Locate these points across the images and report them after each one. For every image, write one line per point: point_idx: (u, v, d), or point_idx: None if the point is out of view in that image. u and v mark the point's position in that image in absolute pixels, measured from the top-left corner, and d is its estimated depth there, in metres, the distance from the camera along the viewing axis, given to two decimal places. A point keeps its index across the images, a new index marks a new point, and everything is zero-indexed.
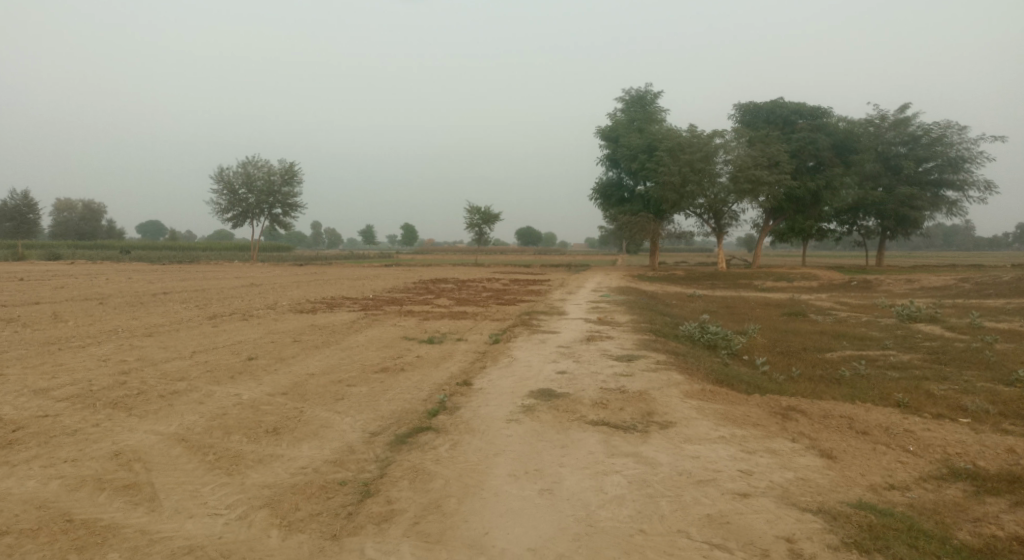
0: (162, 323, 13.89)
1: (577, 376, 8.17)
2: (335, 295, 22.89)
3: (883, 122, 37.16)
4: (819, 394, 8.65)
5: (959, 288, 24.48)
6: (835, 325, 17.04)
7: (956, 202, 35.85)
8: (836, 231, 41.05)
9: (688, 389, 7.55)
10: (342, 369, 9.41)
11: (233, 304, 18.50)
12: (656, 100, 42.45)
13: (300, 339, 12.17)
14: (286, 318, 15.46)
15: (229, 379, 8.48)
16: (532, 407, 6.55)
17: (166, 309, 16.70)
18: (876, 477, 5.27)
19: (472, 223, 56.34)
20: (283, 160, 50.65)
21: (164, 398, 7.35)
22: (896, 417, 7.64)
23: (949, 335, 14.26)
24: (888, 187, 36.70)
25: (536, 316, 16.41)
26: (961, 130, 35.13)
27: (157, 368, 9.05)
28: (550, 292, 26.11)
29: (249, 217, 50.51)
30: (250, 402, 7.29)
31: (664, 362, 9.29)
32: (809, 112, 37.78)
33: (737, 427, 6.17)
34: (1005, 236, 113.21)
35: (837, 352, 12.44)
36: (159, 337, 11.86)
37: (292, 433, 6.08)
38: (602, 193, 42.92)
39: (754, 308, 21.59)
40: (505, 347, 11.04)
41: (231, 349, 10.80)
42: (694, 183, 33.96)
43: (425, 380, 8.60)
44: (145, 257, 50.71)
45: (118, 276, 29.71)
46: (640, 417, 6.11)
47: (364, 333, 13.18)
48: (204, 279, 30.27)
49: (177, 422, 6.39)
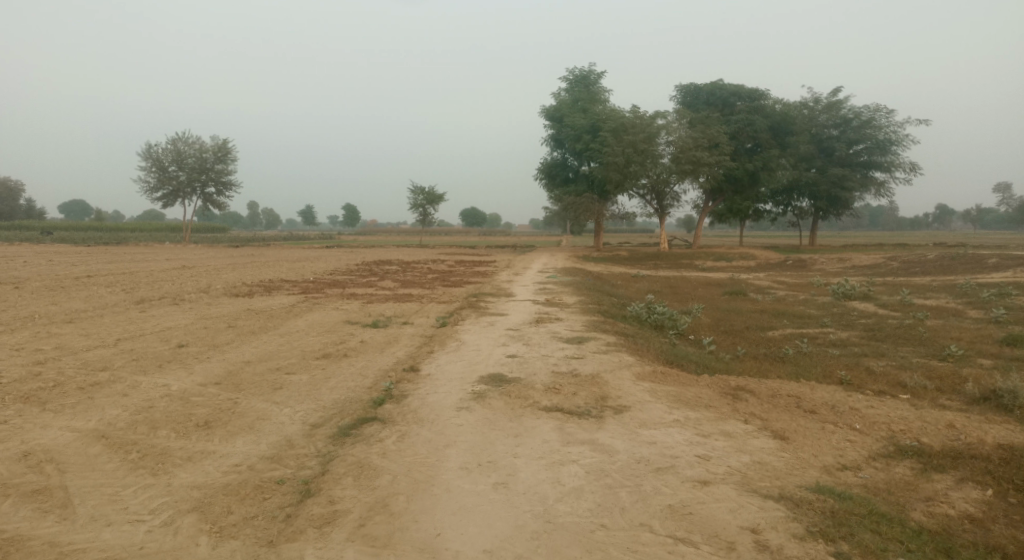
0: (82, 308, 12.79)
1: (528, 360, 7.99)
2: (273, 278, 21.81)
3: (817, 105, 38.65)
4: (766, 373, 8.84)
5: (886, 267, 25.85)
6: (775, 303, 17.61)
7: (883, 183, 37.85)
8: (772, 211, 42.64)
9: (640, 371, 7.51)
10: (281, 356, 8.85)
11: (162, 287, 17.32)
12: (600, 80, 42.58)
13: (235, 324, 11.43)
14: (221, 302, 14.57)
15: (157, 369, 7.78)
16: (483, 393, 6.31)
17: (86, 293, 15.44)
18: (827, 456, 5.36)
19: (417, 203, 55.19)
20: (216, 136, 47.79)
21: (83, 390, 6.63)
22: (840, 394, 7.88)
23: (881, 313, 14.96)
24: (821, 168, 38.29)
25: (484, 298, 16.17)
26: (888, 114, 36.96)
27: (77, 357, 8.23)
28: (498, 273, 25.92)
29: (180, 196, 47.56)
30: (179, 393, 6.68)
31: (615, 344, 9.26)
32: (747, 94, 38.60)
33: (690, 409, 6.15)
34: (925, 217, 120.89)
35: (779, 331, 12.82)
36: (78, 324, 10.87)
37: (226, 426, 5.53)
38: (547, 174, 42.83)
39: (698, 288, 22.08)
40: (453, 331, 10.74)
41: (160, 336, 10.00)
42: (638, 164, 34.37)
43: (369, 366, 8.20)
44: (64, 238, 47.14)
45: (35, 259, 27.42)
46: (594, 402, 5.98)
47: (305, 317, 12.55)
48: (132, 261, 28.36)
49: (97, 416, 5.71)
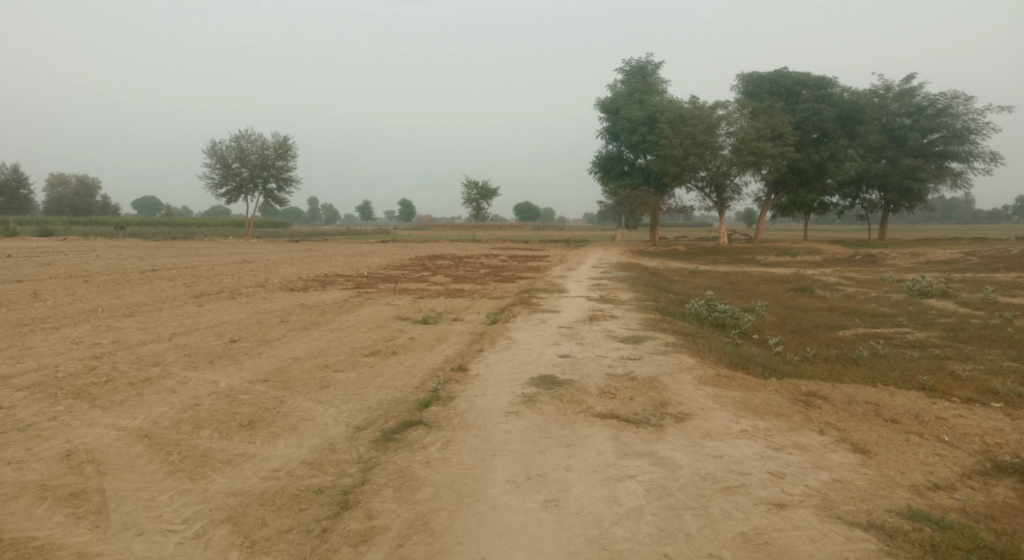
0: (145, 302, 13.26)
1: (580, 361, 7.59)
2: (328, 272, 22.21)
3: (888, 93, 36.17)
4: (838, 377, 8.10)
5: (966, 262, 23.87)
6: (845, 301, 16.43)
7: (961, 174, 35.04)
8: (838, 205, 40.31)
9: (702, 375, 6.99)
10: (331, 352, 8.81)
11: (222, 281, 17.86)
12: (657, 70, 41.28)
13: (288, 319, 11.54)
14: (276, 297, 14.83)
15: (207, 364, 7.92)
16: (533, 397, 5.96)
17: (152, 287, 16.08)
18: (916, 473, 4.74)
19: (470, 198, 55.40)
20: (277, 134, 49.58)
21: (133, 386, 6.77)
22: (924, 402, 7.10)
23: (963, 311, 13.68)
24: (893, 159, 35.82)
25: (535, 293, 15.83)
26: (967, 100, 34.19)
27: (132, 352, 8.45)
28: (549, 268, 25.53)
29: (243, 192, 49.48)
30: (227, 391, 6.73)
31: (673, 344, 8.71)
32: (814, 82, 36.56)
33: (758, 418, 5.60)
34: (1005, 209, 112.59)
35: (850, 330, 11.89)
36: (139, 318, 11.25)
37: (269, 428, 5.52)
38: (602, 167, 41.94)
39: (759, 284, 20.96)
40: (503, 328, 10.47)
41: (214, 331, 10.18)
42: (696, 156, 33.08)
43: (417, 365, 8.03)
44: (138, 233, 50.00)
45: (109, 253, 28.97)
46: (652, 409, 5.54)
47: (356, 312, 12.57)
48: (196, 256, 29.57)
49: (143, 414, 5.83)
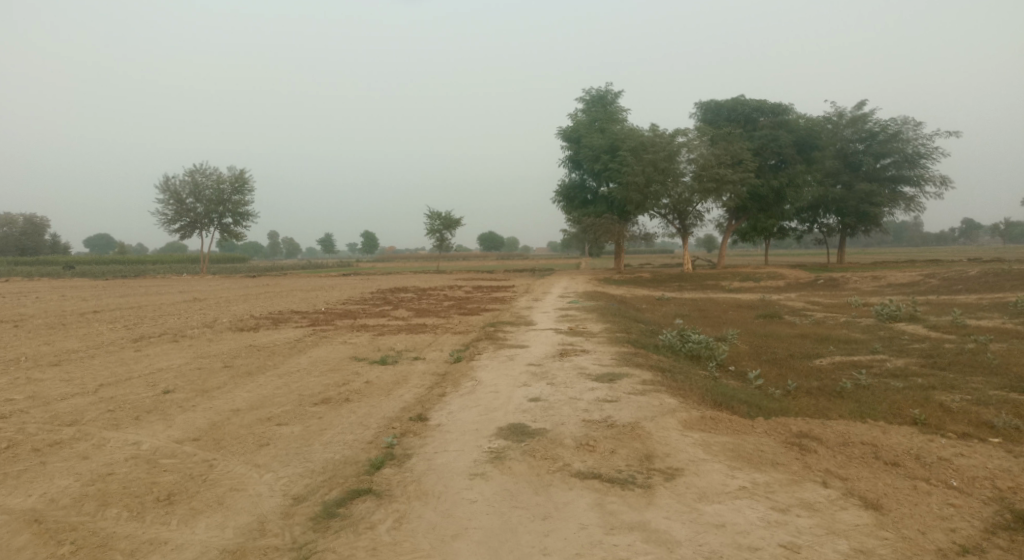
0: (76, 348, 12.04)
1: (553, 405, 6.92)
2: (284, 309, 21.00)
3: (841, 119, 37.50)
4: (825, 413, 7.63)
5: (926, 285, 24.30)
6: (815, 327, 16.22)
7: (913, 198, 36.36)
8: (798, 229, 41.21)
9: (686, 418, 6.38)
10: (276, 402, 7.85)
11: (166, 322, 16.62)
12: (616, 100, 41.92)
13: (232, 364, 10.52)
14: (224, 337, 13.72)
15: (132, 422, 6.87)
16: (503, 453, 5.22)
17: (86, 331, 14.75)
18: (936, 529, 4.19)
19: (433, 228, 54.71)
20: (234, 167, 48.15)
21: (37, 453, 5.73)
22: (921, 440, 6.64)
23: (934, 336, 13.58)
24: (848, 183, 36.95)
25: (502, 327, 15.17)
26: (916, 126, 35.70)
27: (46, 409, 7.34)
28: (516, 299, 24.95)
29: (198, 228, 47.78)
30: (148, 455, 5.75)
31: (651, 382, 8.11)
32: (770, 109, 37.59)
33: (755, 470, 4.99)
34: (951, 232, 118.01)
35: (826, 359, 11.55)
36: (63, 367, 10.09)
37: (191, 502, 4.62)
38: (565, 196, 41.95)
39: (728, 311, 20.78)
40: (469, 368, 9.74)
41: (147, 380, 9.08)
42: (659, 183, 33.38)
43: (373, 414, 7.18)
44: (86, 272, 47.40)
45: (49, 294, 27.05)
46: (638, 464, 4.87)
47: (310, 353, 11.63)
48: (145, 295, 27.90)
49: (40, 490, 4.83)
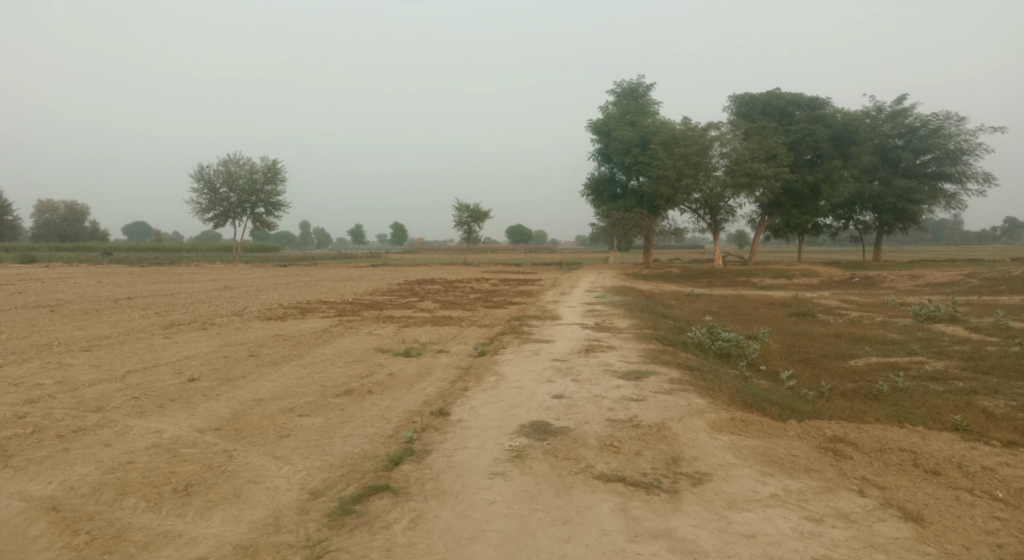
0: (109, 334, 12.31)
1: (577, 402, 6.76)
2: (311, 298, 21.23)
3: (880, 113, 36.13)
4: (861, 417, 7.29)
5: (968, 284, 23.33)
6: (850, 326, 15.67)
7: (955, 195, 34.89)
8: (832, 226, 39.97)
9: (714, 419, 6.15)
10: (298, 393, 7.87)
11: (197, 310, 16.91)
12: (648, 92, 41.17)
13: (258, 353, 10.61)
14: (251, 326, 13.89)
15: (156, 410, 6.95)
16: (523, 452, 5.09)
17: (120, 317, 15.10)
18: (982, 545, 3.91)
19: (460, 220, 54.80)
20: (266, 157, 48.98)
21: (61, 440, 5.82)
22: (964, 447, 6.28)
23: (976, 338, 12.97)
24: (886, 180, 35.65)
25: (526, 321, 15.03)
26: (959, 121, 34.17)
27: (74, 395, 7.49)
28: (542, 293, 24.78)
29: (231, 217, 48.77)
30: (169, 444, 5.80)
31: (679, 380, 7.88)
32: (807, 103, 36.31)
33: (787, 477, 4.75)
34: (994, 230, 113.52)
35: (862, 360, 11.11)
36: (95, 352, 10.32)
37: (208, 494, 4.62)
38: (594, 190, 41.48)
39: (759, 308, 20.25)
40: (492, 362, 9.64)
41: (174, 368, 9.21)
42: (689, 178, 32.69)
43: (394, 407, 7.13)
44: (124, 259, 48.89)
45: (88, 280, 27.87)
46: (663, 468, 4.68)
47: (335, 344, 11.68)
48: (178, 282, 28.54)
49: (61, 478, 4.89)
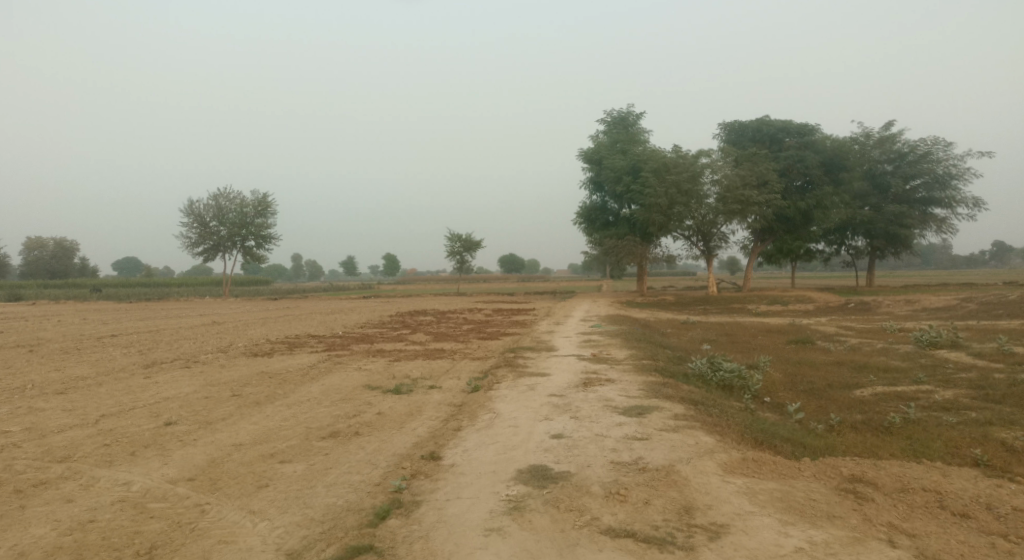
0: (86, 375, 11.76)
1: (578, 443, 6.34)
2: (300, 333, 20.73)
3: (868, 140, 36.60)
4: (876, 452, 6.89)
5: (965, 309, 23.13)
6: (850, 354, 15.35)
7: (945, 219, 35.13)
8: (824, 251, 40.08)
9: (725, 460, 5.74)
10: (281, 436, 7.40)
11: (181, 347, 16.37)
12: (638, 121, 41.61)
13: (241, 392, 10.12)
14: (237, 364, 13.38)
15: (126, 458, 6.45)
16: (522, 503, 4.65)
17: (100, 356, 14.53)
18: None
19: (453, 250, 54.61)
20: (257, 191, 48.82)
21: (18, 495, 5.33)
22: (990, 485, 5.86)
23: (982, 364, 12.64)
24: (876, 205, 35.92)
25: (521, 353, 14.61)
26: (946, 146, 34.65)
27: (41, 443, 6.99)
28: (537, 323, 24.42)
29: (221, 250, 48.28)
30: (137, 498, 5.32)
31: (683, 416, 7.48)
32: (796, 130, 36.69)
33: (810, 525, 4.30)
34: (981, 254, 114.90)
35: (868, 389, 10.74)
36: (68, 395, 9.79)
37: (174, 557, 4.15)
38: (587, 218, 41.49)
39: (756, 335, 19.93)
40: (486, 398, 9.21)
41: (152, 411, 8.70)
42: (682, 205, 32.72)
43: (382, 450, 6.68)
44: (112, 295, 48.16)
45: (72, 317, 27.16)
46: (675, 519, 4.26)
47: (323, 381, 11.21)
48: (165, 318, 27.90)
49: (10, 541, 4.40)
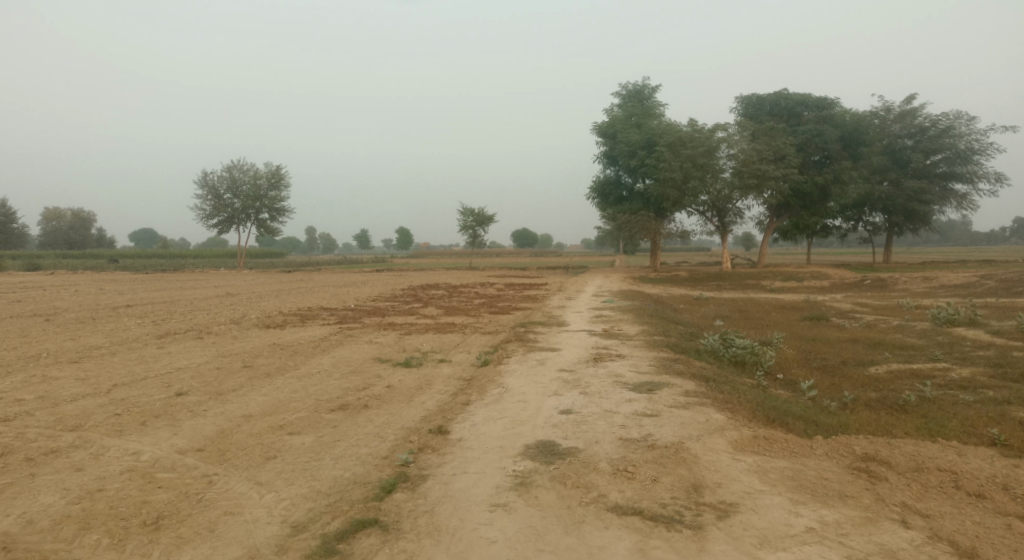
0: (100, 344, 11.90)
1: (586, 418, 6.28)
2: (312, 305, 20.82)
3: (889, 114, 35.58)
4: (890, 431, 6.75)
5: (984, 286, 22.63)
6: (865, 331, 15.10)
7: (966, 196, 34.24)
8: (841, 228, 39.38)
9: (735, 438, 5.65)
10: (291, 408, 7.44)
11: (195, 318, 16.51)
12: (654, 94, 40.70)
13: (252, 364, 10.19)
14: (248, 335, 13.47)
15: (136, 428, 6.52)
16: (528, 479, 4.60)
17: (116, 326, 14.69)
18: None
19: (465, 224, 54.42)
20: (269, 163, 48.76)
21: (29, 464, 5.40)
22: (1008, 464, 5.70)
23: (1000, 343, 12.37)
24: (896, 181, 35.08)
25: (532, 327, 14.56)
26: (970, 120, 33.57)
27: (54, 411, 7.08)
28: (548, 297, 24.34)
29: (235, 223, 48.55)
30: (146, 468, 5.36)
31: (693, 393, 7.38)
32: (815, 103, 35.75)
33: (822, 505, 4.19)
34: (1002, 231, 112.50)
35: (882, 367, 10.55)
36: (83, 364, 9.92)
37: (181, 526, 4.20)
38: (600, 193, 40.98)
39: (770, 312, 19.68)
40: (496, 372, 9.17)
41: (163, 381, 8.77)
42: (696, 179, 32.14)
43: (391, 424, 6.68)
44: (129, 266, 48.78)
45: (89, 288, 27.53)
46: (684, 497, 4.19)
47: (333, 353, 11.25)
48: (180, 289, 28.20)
49: (21, 509, 4.45)
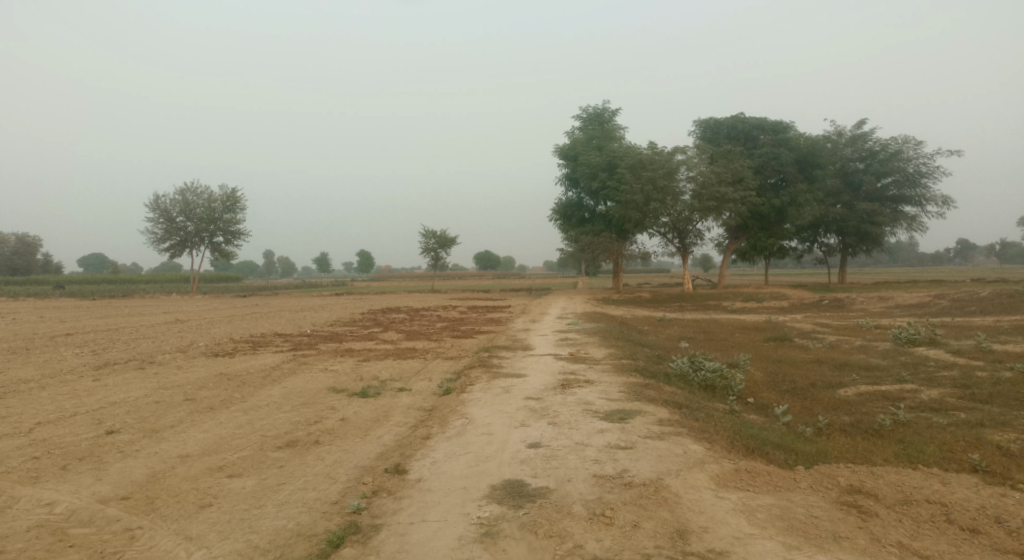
0: (27, 378, 10.84)
1: (557, 453, 5.84)
2: (266, 332, 19.84)
3: (840, 138, 36.96)
4: (870, 459, 6.51)
5: (937, 306, 23.27)
6: (829, 352, 15.16)
7: (915, 217, 35.62)
8: (798, 249, 40.44)
9: (717, 472, 5.29)
10: (233, 446, 6.75)
11: (138, 347, 15.41)
12: (614, 117, 41.32)
13: (195, 396, 9.37)
14: (195, 365, 12.56)
15: (53, 474, 5.73)
16: (495, 527, 4.11)
17: (48, 357, 13.54)
18: None
19: (428, 247, 53.73)
20: (225, 185, 47.25)
21: None
22: (992, 492, 5.50)
23: (962, 363, 12.52)
24: (848, 203, 36.27)
25: (496, 352, 14.09)
26: (917, 145, 35.08)
27: None
28: (513, 321, 23.90)
29: (188, 246, 46.69)
30: (58, 522, 4.64)
31: (668, 422, 7.03)
32: (771, 127, 36.83)
33: (817, 550, 3.83)
34: (946, 252, 118.14)
35: (851, 389, 10.46)
36: (3, 400, 8.93)
37: None
38: (563, 214, 41.08)
39: (734, 333, 19.69)
40: (460, 401, 8.66)
41: (92, 418, 7.91)
42: (657, 202, 32.56)
43: (343, 462, 6.08)
44: (74, 291, 46.16)
45: (25, 316, 25.72)
46: (669, 546, 3.78)
47: (285, 383, 10.50)
48: (125, 316, 26.59)
49: None
